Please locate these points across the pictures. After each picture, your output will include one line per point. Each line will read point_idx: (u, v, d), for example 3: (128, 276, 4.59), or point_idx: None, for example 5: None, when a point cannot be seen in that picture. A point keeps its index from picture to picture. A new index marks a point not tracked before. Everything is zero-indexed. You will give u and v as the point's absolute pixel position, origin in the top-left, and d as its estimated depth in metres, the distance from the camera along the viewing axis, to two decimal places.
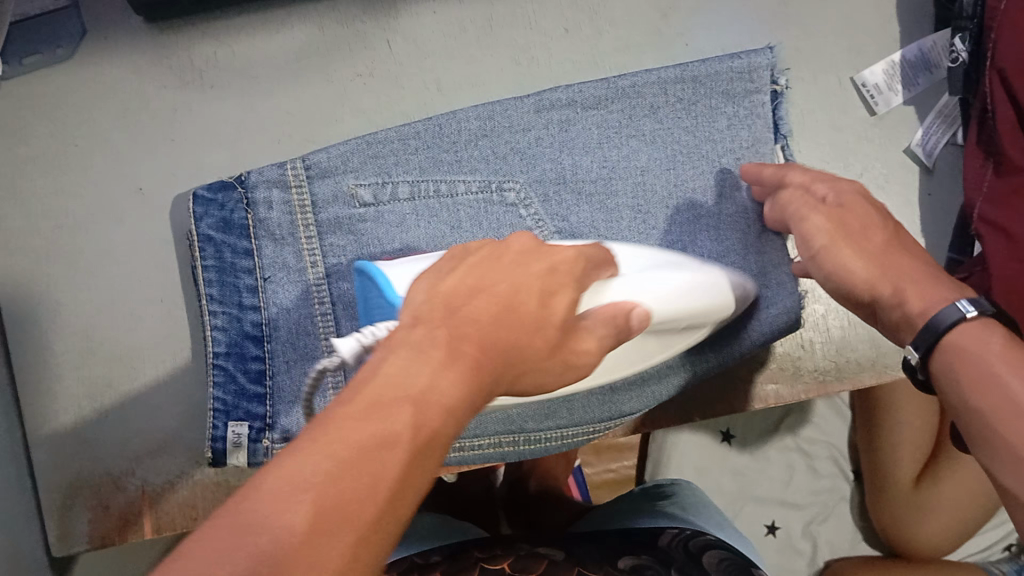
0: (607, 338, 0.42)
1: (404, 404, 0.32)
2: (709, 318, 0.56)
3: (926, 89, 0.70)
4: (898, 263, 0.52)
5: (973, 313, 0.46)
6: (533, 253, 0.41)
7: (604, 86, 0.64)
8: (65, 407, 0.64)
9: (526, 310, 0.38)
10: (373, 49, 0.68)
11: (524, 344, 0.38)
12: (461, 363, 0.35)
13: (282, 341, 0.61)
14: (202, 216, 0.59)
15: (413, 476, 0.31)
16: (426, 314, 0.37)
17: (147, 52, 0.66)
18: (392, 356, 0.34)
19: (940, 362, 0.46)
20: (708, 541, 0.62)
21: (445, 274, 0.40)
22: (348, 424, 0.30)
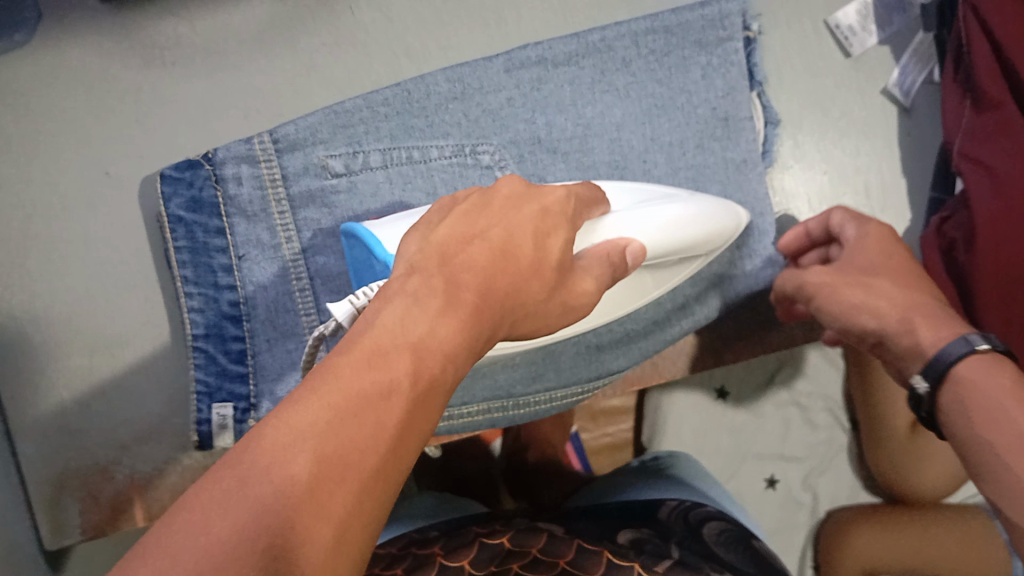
0: (602, 278, 0.44)
1: (404, 352, 0.32)
2: (708, 246, 0.56)
3: (902, 29, 0.68)
4: (914, 295, 0.48)
5: (983, 347, 0.42)
6: (522, 197, 0.41)
7: (575, 41, 0.63)
8: (46, 398, 0.63)
9: (523, 255, 0.39)
10: (337, 17, 0.66)
11: (523, 286, 0.38)
12: (458, 311, 0.35)
13: (261, 319, 0.60)
14: (171, 197, 0.58)
15: (414, 423, 0.31)
16: (421, 264, 0.37)
17: (106, 33, 0.65)
18: (390, 306, 0.34)
19: (950, 398, 0.43)
20: (708, 513, 0.62)
21: (436, 226, 0.39)
22: (344, 373, 0.30)
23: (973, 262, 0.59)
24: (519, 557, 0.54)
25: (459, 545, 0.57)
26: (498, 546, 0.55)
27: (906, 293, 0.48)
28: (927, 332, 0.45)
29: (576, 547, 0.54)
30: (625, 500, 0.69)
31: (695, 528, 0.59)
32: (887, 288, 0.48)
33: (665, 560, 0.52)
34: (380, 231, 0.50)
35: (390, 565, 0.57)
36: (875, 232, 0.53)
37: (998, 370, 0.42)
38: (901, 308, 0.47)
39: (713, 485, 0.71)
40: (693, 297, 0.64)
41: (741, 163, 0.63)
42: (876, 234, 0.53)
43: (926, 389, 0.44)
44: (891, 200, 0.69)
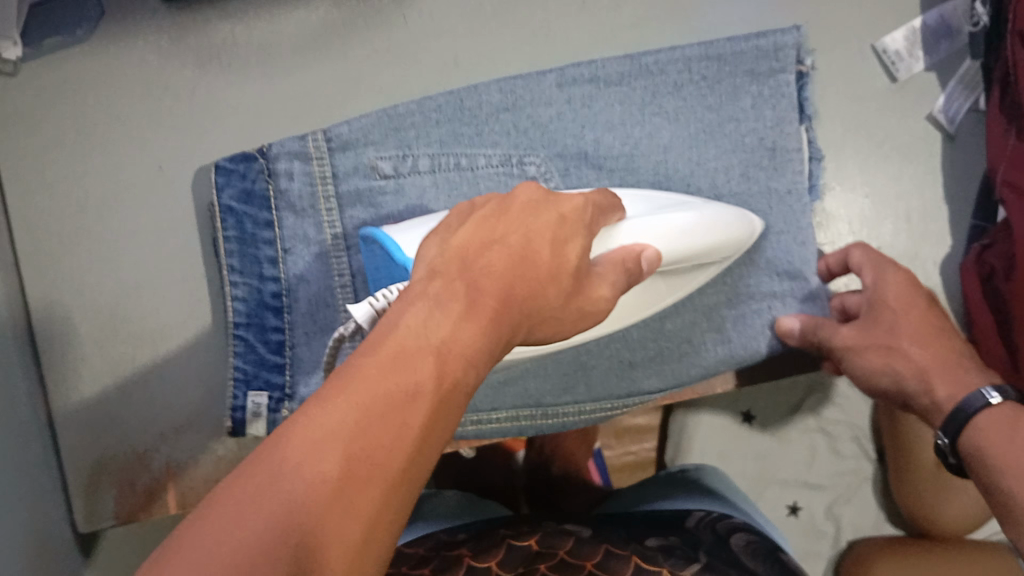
0: (617, 283, 0.44)
1: (427, 355, 0.32)
2: (720, 253, 0.57)
3: (948, 56, 0.69)
4: (939, 351, 0.53)
5: (997, 400, 0.49)
6: (541, 203, 0.41)
7: (629, 61, 0.63)
8: (91, 386, 0.65)
9: (542, 259, 0.39)
10: (389, 24, 0.68)
11: (541, 292, 0.38)
12: (480, 316, 0.35)
13: (302, 312, 0.61)
14: (224, 187, 0.60)
15: (436, 426, 0.31)
16: (442, 268, 0.37)
17: (165, 32, 0.66)
18: (412, 308, 0.33)
19: (968, 445, 0.49)
20: (736, 524, 0.62)
21: (454, 229, 0.40)
22: (368, 375, 0.30)
23: (1012, 290, 0.60)
24: (548, 557, 0.54)
25: (487, 546, 0.57)
26: (525, 548, 0.56)
27: (932, 350, 0.53)
28: (947, 392, 0.51)
29: (603, 552, 0.54)
30: (652, 510, 0.69)
31: (723, 539, 0.59)
32: (912, 348, 0.53)
33: (694, 564, 0.53)
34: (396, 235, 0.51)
35: (418, 564, 0.57)
36: (898, 277, 0.57)
37: (1009, 418, 0.48)
38: (923, 369, 0.53)
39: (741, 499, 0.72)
40: (727, 318, 0.63)
41: (786, 194, 0.63)
42: (899, 281, 0.57)
43: (946, 443, 0.51)
44: (930, 226, 0.69)
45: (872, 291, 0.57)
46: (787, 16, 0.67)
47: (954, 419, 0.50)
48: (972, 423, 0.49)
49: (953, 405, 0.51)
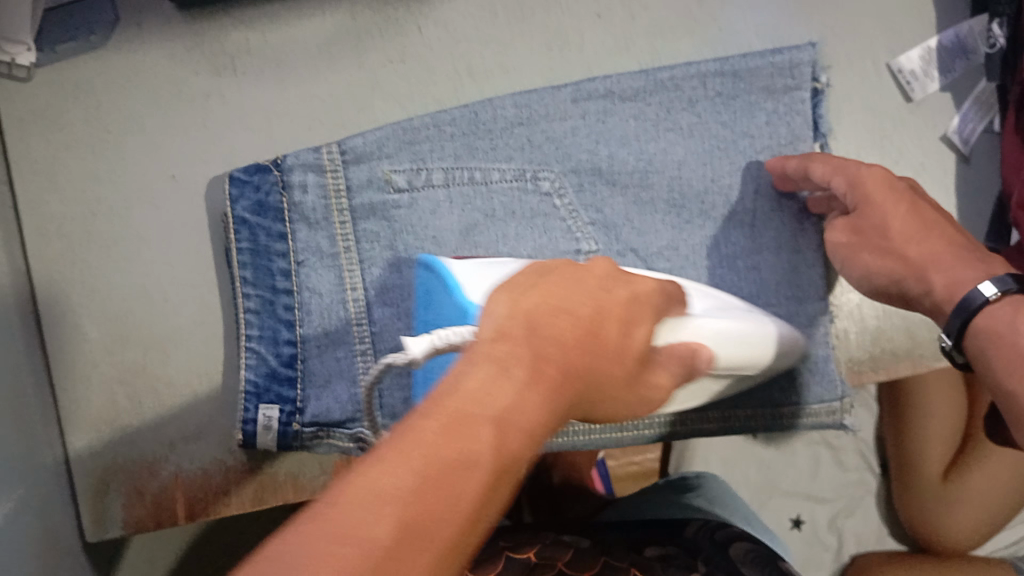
0: (676, 375, 0.42)
1: (487, 425, 0.30)
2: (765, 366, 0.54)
3: (963, 75, 0.68)
4: (930, 239, 0.51)
5: (997, 294, 0.46)
6: (613, 280, 0.40)
7: (643, 77, 0.63)
8: (100, 391, 0.65)
9: (608, 339, 0.37)
10: (404, 35, 0.68)
11: (606, 372, 0.36)
12: (543, 383, 0.33)
13: (314, 326, 0.61)
14: (237, 199, 0.60)
15: (489, 498, 0.29)
16: (509, 328, 0.35)
17: (181, 39, 0.67)
18: (475, 369, 0.32)
19: (977, 342, 0.47)
20: (735, 534, 0.61)
21: (523, 290, 0.37)
22: (426, 439, 0.29)
23: None
24: (546, 568, 0.54)
25: (486, 557, 0.58)
26: (524, 559, 0.56)
27: (920, 244, 0.51)
28: (943, 286, 0.49)
29: (602, 564, 0.54)
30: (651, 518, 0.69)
31: (722, 546, 0.58)
32: (900, 244, 0.52)
33: None
34: (459, 272, 0.48)
35: None
36: (873, 173, 0.53)
37: (1009, 312, 0.45)
38: (917, 264, 0.51)
39: (737, 511, 0.72)
40: None
41: (800, 212, 0.62)
42: (876, 176, 0.53)
43: (951, 344, 0.49)
44: None
45: (849, 194, 0.54)
46: (802, 34, 0.68)
47: (954, 321, 0.47)
48: (970, 326, 0.47)
49: (953, 304, 0.48)
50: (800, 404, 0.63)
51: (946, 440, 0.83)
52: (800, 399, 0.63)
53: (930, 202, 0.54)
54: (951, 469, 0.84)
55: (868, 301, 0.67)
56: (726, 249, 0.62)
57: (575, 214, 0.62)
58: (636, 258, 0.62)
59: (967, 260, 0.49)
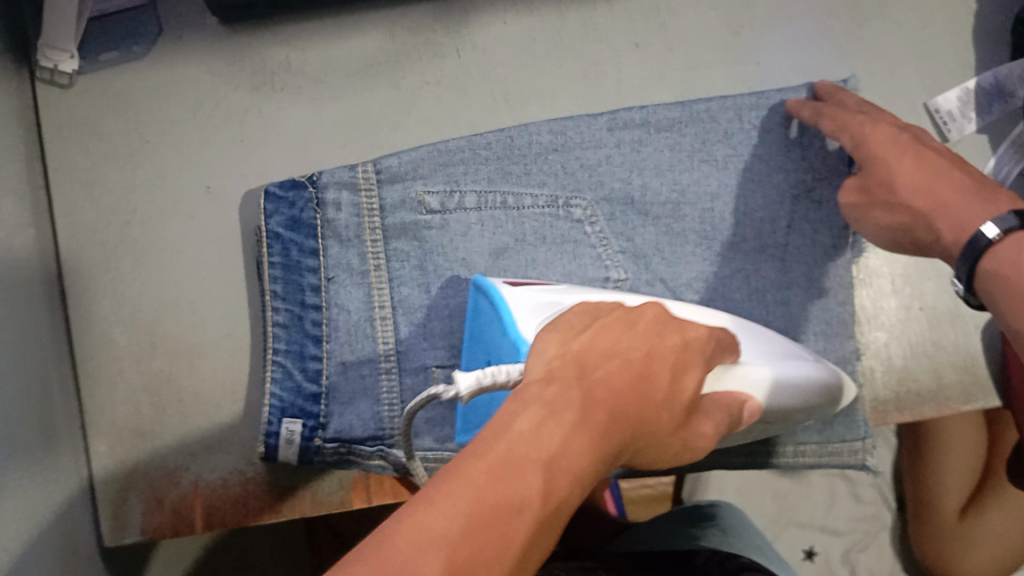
0: (720, 425, 0.40)
1: (537, 468, 0.29)
2: (810, 413, 0.53)
3: (1000, 118, 0.68)
4: (936, 186, 0.51)
5: (999, 234, 0.45)
6: (665, 325, 0.39)
7: (679, 109, 0.63)
8: (125, 398, 0.65)
9: (658, 385, 0.35)
10: (442, 58, 0.68)
11: (654, 419, 0.35)
12: (594, 428, 0.31)
13: (341, 343, 0.61)
14: (272, 213, 0.61)
15: (538, 543, 0.28)
16: (560, 372, 0.34)
17: (222, 53, 0.68)
18: (526, 412, 0.31)
19: (987, 280, 0.46)
20: (746, 564, 0.60)
21: (577, 333, 0.37)
22: (473, 479, 0.28)
23: None
24: None
25: None
26: None
27: (928, 191, 0.51)
28: (949, 232, 0.49)
29: None
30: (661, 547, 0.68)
31: None
32: (907, 195, 0.52)
33: None
34: (512, 298, 0.48)
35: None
36: (876, 130, 0.55)
37: (1014, 251, 0.44)
38: (924, 213, 0.51)
39: (750, 540, 0.71)
40: None
41: (831, 249, 0.61)
42: (879, 132, 0.54)
43: (965, 287, 0.48)
44: None
45: (856, 153, 0.55)
46: (840, 73, 0.68)
47: (963, 265, 0.47)
48: (979, 268, 0.46)
49: (960, 248, 0.48)
50: (822, 444, 0.63)
51: (968, 482, 0.82)
52: (823, 438, 0.63)
53: (940, 151, 0.54)
54: (967, 506, 0.83)
55: (896, 340, 0.66)
56: (756, 282, 0.62)
57: (605, 242, 0.62)
58: (665, 289, 0.61)
59: (974, 201, 0.48)
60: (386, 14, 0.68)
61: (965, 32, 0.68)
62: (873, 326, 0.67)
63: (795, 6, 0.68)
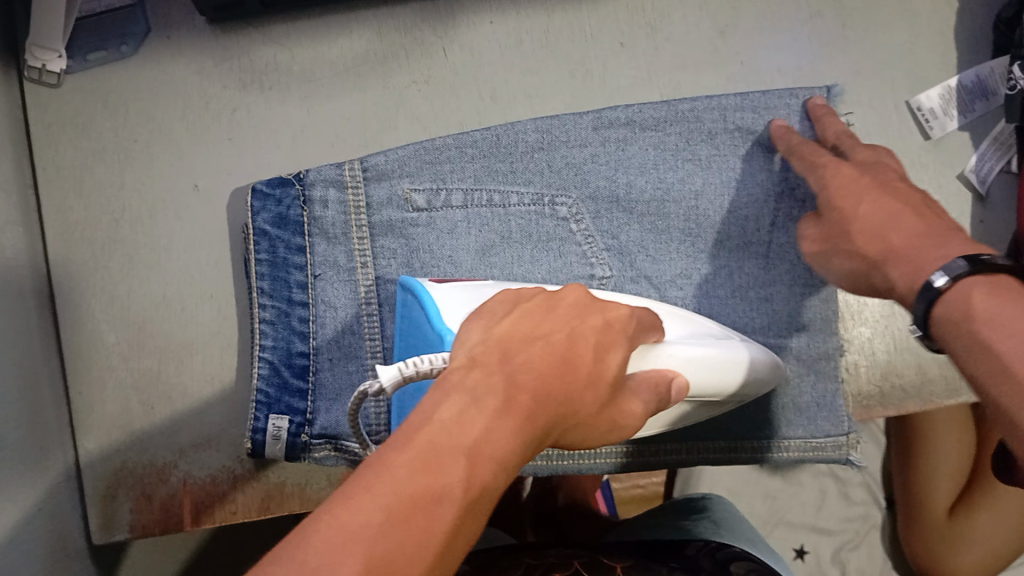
0: (649, 402, 0.41)
1: (458, 456, 0.30)
2: (746, 397, 0.55)
3: (983, 116, 0.68)
4: (891, 234, 0.48)
5: (945, 281, 0.42)
6: (587, 306, 0.40)
7: (665, 107, 0.63)
8: (115, 396, 0.65)
9: (583, 364, 0.37)
10: (430, 57, 0.69)
11: (579, 398, 0.36)
12: (514, 413, 0.33)
13: (327, 339, 0.61)
14: (259, 211, 0.61)
15: (458, 531, 0.29)
16: (482, 357, 0.35)
17: (211, 52, 0.68)
18: (447, 400, 0.32)
19: (939, 326, 0.42)
20: (736, 554, 0.62)
21: (498, 317, 0.38)
22: (396, 472, 0.29)
23: None
24: None
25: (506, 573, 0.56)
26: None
27: (900, 233, 0.48)
28: (904, 276, 0.46)
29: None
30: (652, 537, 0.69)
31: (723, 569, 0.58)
32: (863, 240, 0.50)
33: None
34: (439, 296, 0.48)
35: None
36: (839, 171, 0.54)
37: (963, 298, 0.41)
38: (876, 259, 0.49)
39: (738, 530, 0.72)
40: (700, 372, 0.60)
41: None
42: (840, 175, 0.54)
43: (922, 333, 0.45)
44: None
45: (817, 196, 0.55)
46: (824, 71, 0.68)
47: (919, 307, 0.44)
48: (933, 313, 0.43)
49: (914, 292, 0.45)
50: (807, 439, 0.63)
51: (956, 478, 0.83)
52: (808, 433, 0.63)
53: (917, 196, 0.51)
54: (956, 506, 0.84)
55: (879, 336, 0.67)
56: (740, 280, 0.62)
57: (590, 239, 0.62)
58: (648, 286, 0.62)
59: (927, 249, 0.46)
60: (374, 13, 0.69)
61: (949, 31, 0.69)
62: (857, 322, 0.67)
63: (780, 6, 0.69)
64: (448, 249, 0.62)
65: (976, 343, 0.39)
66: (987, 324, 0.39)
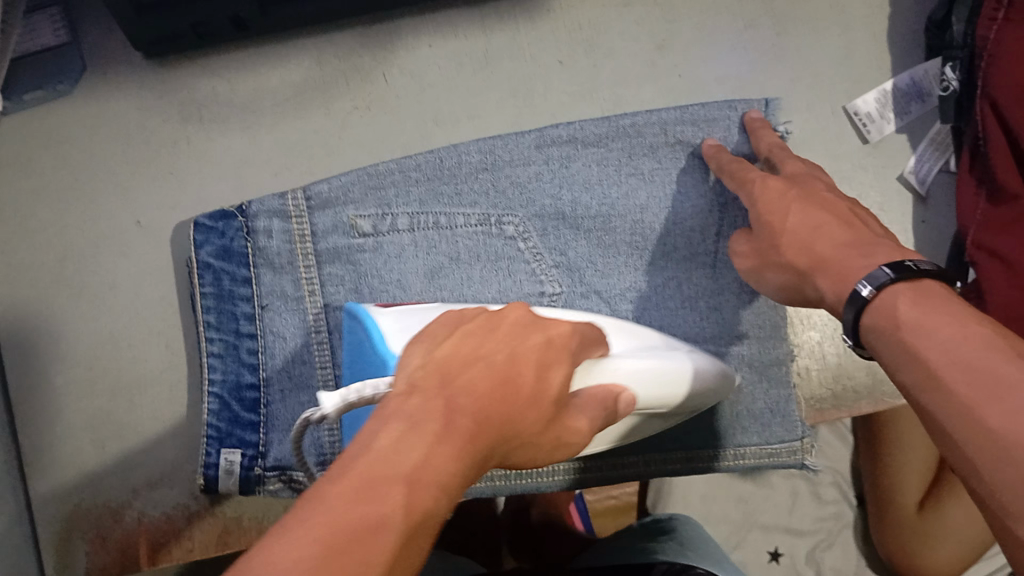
0: (596, 419, 0.41)
1: (396, 483, 0.29)
2: (696, 407, 0.55)
3: (920, 117, 0.70)
4: (815, 248, 0.49)
5: (870, 291, 0.43)
6: (527, 325, 0.39)
7: (606, 124, 0.63)
8: (66, 437, 0.64)
9: (523, 382, 0.36)
10: (370, 82, 0.69)
11: (520, 416, 0.36)
12: (454, 438, 0.32)
13: (278, 370, 0.61)
14: (202, 244, 0.61)
15: (401, 562, 0.28)
16: (422, 382, 0.35)
17: (149, 86, 0.68)
18: (386, 428, 0.31)
19: (871, 331, 0.43)
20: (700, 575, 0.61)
21: (440, 339, 0.37)
22: (333, 506, 0.28)
23: None
24: None
25: None
26: None
27: (828, 245, 0.49)
28: (831, 289, 0.47)
29: None
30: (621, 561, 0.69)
31: None
32: (791, 253, 0.51)
33: None
34: (381, 318, 0.47)
35: None
36: (767, 185, 0.55)
37: (892, 305, 0.42)
38: (806, 270, 0.50)
39: (705, 547, 0.73)
40: None
41: None
42: (768, 190, 0.54)
43: (853, 343, 0.45)
44: None
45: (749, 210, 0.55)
46: (761, 80, 0.69)
47: (848, 315, 0.44)
48: (862, 320, 0.43)
49: (844, 301, 0.45)
50: (762, 446, 0.64)
51: (924, 474, 0.84)
52: (763, 440, 0.64)
53: (837, 202, 0.53)
54: (926, 500, 0.84)
55: (829, 339, 0.67)
56: (689, 290, 0.63)
57: (539, 257, 0.63)
58: (599, 301, 0.62)
59: (851, 261, 0.46)
60: (313, 40, 0.69)
61: (882, 36, 0.70)
62: (806, 326, 0.68)
63: (715, 19, 0.70)
64: (397, 274, 0.61)
65: (912, 340, 0.40)
66: (912, 331, 0.40)
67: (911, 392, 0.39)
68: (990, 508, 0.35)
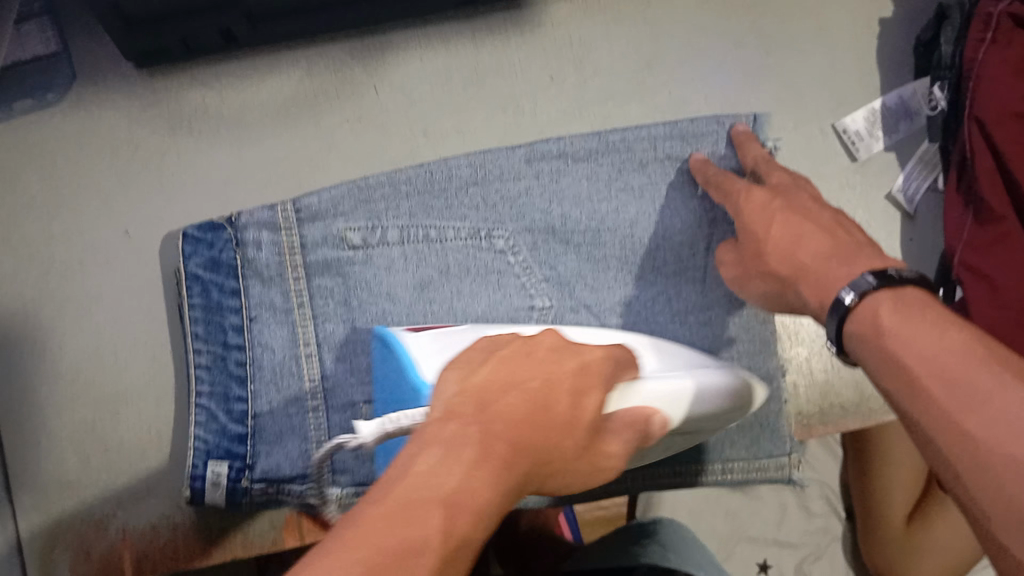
0: (629, 442, 0.44)
1: (436, 507, 0.32)
2: (718, 428, 0.56)
3: (907, 136, 0.70)
4: (797, 258, 0.50)
5: (853, 298, 0.43)
6: (562, 351, 0.43)
7: (596, 139, 0.63)
8: (51, 448, 0.64)
9: (559, 410, 0.39)
10: (360, 96, 0.69)
11: (554, 444, 0.38)
12: (490, 464, 0.34)
13: (265, 381, 0.61)
14: (190, 255, 0.60)
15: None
16: (458, 408, 0.37)
17: (140, 98, 0.68)
18: (424, 453, 0.34)
19: (855, 339, 0.43)
20: None
21: (474, 367, 0.40)
22: (375, 526, 0.31)
23: None
24: None
25: None
26: None
27: (810, 260, 0.49)
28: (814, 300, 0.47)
29: None
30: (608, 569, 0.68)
31: None
32: (775, 264, 0.51)
33: None
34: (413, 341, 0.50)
35: None
36: (752, 199, 0.55)
37: (873, 314, 0.42)
38: (791, 285, 0.50)
39: (691, 553, 0.72)
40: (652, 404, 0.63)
41: None
42: (754, 203, 0.54)
43: (837, 349, 0.45)
44: None
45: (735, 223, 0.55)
46: (750, 99, 0.70)
47: (833, 322, 0.44)
48: (846, 328, 0.43)
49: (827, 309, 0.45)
50: (750, 461, 0.64)
51: (911, 487, 0.84)
52: (751, 455, 0.64)
53: (825, 217, 0.53)
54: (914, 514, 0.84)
55: (816, 356, 0.68)
56: (677, 305, 0.63)
57: (529, 270, 0.63)
58: (589, 314, 0.63)
59: (829, 272, 0.47)
60: (303, 53, 0.69)
61: (869, 57, 0.71)
62: (794, 342, 0.68)
63: (704, 37, 0.70)
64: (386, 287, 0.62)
65: (896, 351, 0.39)
66: (893, 339, 0.40)
67: (897, 403, 0.39)
68: (970, 518, 0.35)
